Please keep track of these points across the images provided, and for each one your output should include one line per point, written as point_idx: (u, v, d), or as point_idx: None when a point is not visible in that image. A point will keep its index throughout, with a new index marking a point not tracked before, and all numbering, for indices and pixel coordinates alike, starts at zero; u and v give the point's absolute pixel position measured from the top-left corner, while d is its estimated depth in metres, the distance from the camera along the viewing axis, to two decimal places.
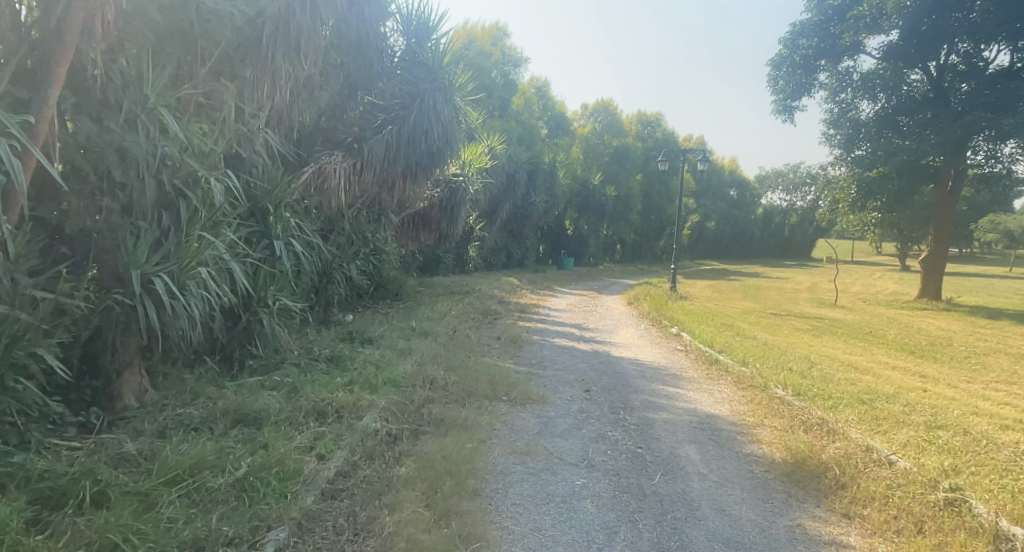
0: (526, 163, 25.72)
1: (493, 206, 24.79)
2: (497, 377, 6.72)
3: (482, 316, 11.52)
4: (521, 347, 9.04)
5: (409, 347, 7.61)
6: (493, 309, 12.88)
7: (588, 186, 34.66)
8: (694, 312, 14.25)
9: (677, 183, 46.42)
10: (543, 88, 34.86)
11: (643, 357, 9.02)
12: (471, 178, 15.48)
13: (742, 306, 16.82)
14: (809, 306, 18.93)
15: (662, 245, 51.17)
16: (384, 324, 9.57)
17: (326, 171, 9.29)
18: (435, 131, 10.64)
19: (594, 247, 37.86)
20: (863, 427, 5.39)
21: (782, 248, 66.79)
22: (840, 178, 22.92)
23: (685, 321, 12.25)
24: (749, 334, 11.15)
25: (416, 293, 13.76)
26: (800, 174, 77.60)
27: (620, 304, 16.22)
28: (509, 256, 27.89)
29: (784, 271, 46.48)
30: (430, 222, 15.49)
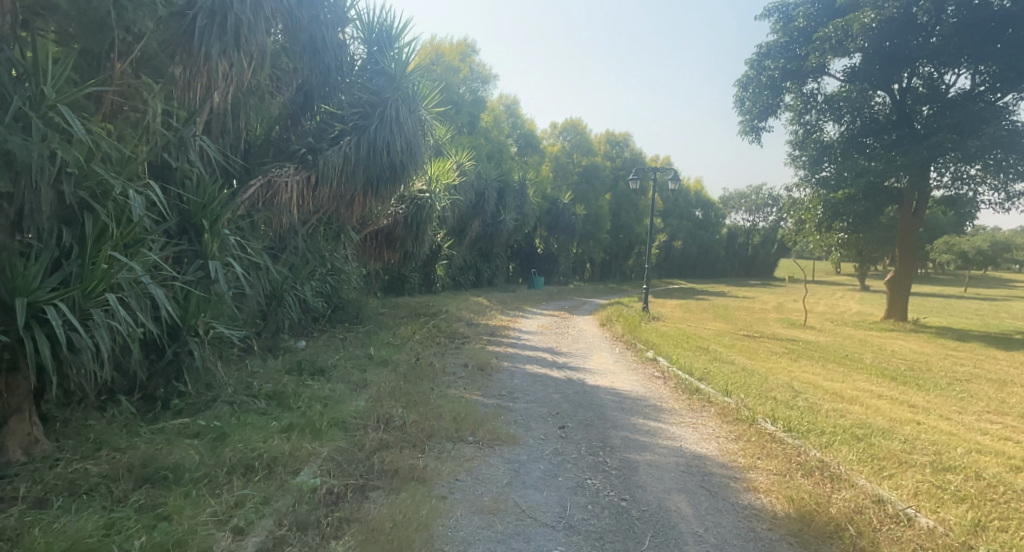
0: (495, 180, 25.17)
1: (461, 224, 24.15)
2: (461, 413, 6.01)
3: (447, 341, 10.80)
4: (489, 376, 8.35)
5: (364, 379, 6.87)
6: (459, 332, 12.18)
7: (557, 204, 34.35)
8: (668, 334, 13.77)
9: (646, 202, 46.57)
10: (513, 106, 34.47)
11: (619, 386, 8.42)
12: (438, 195, 14.82)
13: (715, 328, 16.44)
14: (781, 327, 18.72)
15: (631, 264, 51.32)
16: (339, 351, 8.79)
17: (276, 184, 8.57)
18: (399, 144, 9.85)
19: (563, 265, 37.50)
20: (867, 471, 4.91)
21: (748, 267, 67.68)
22: (807, 199, 22.95)
23: (660, 344, 11.75)
24: (727, 358, 10.69)
25: (378, 315, 12.97)
26: (763, 195, 79.03)
27: (592, 325, 15.69)
28: (477, 275, 27.26)
29: (750, 290, 46.88)
30: (394, 240, 14.75)
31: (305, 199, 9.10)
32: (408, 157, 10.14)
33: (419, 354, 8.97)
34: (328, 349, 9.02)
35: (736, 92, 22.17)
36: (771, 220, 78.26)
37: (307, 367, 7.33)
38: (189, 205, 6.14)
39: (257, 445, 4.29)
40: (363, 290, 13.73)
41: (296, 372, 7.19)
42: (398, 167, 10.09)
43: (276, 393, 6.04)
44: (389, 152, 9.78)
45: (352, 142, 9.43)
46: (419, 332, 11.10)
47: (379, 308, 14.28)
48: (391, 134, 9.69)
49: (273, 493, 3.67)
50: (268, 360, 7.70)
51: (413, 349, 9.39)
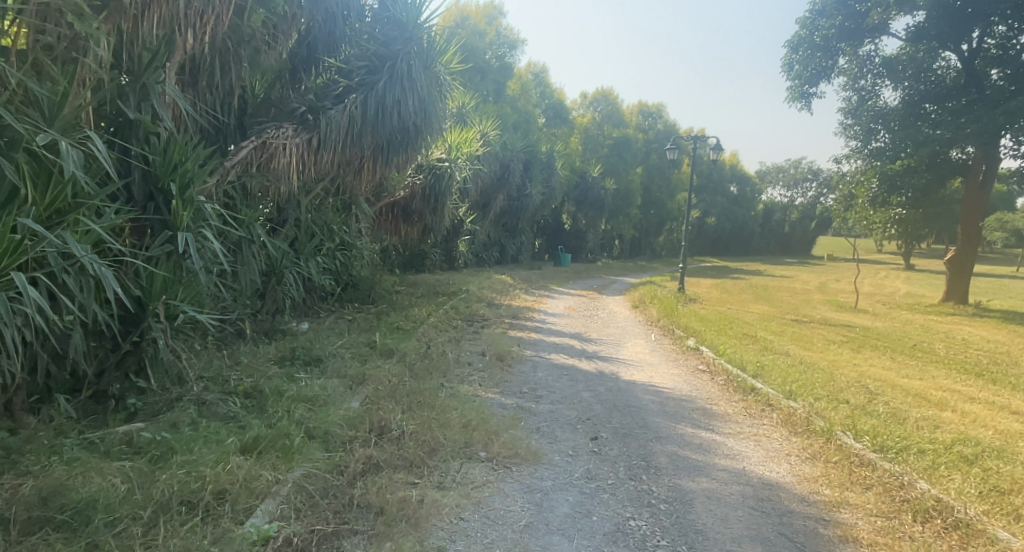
0: (522, 152, 23.94)
1: (486, 197, 23.08)
2: (472, 420, 4.98)
3: (465, 326, 9.79)
4: (509, 368, 7.31)
5: (364, 371, 5.89)
6: (479, 315, 11.18)
7: (586, 178, 33.02)
8: (708, 319, 12.56)
9: (679, 176, 44.80)
10: (542, 75, 32.97)
11: (658, 381, 7.32)
12: (459, 165, 13.72)
13: (759, 311, 15.15)
14: (829, 310, 17.33)
15: (661, 241, 49.70)
16: (343, 336, 7.84)
17: (272, 146, 7.55)
18: (411, 104, 8.73)
19: (591, 242, 36.25)
20: (999, 513, 3.76)
21: (784, 245, 65.24)
22: (858, 172, 21.26)
23: (702, 331, 10.58)
24: (780, 348, 9.49)
25: (392, 294, 12.03)
26: (802, 170, 75.97)
27: (624, 307, 14.55)
28: (502, 252, 26.22)
29: (788, 269, 44.97)
30: (411, 213, 13.72)
31: (306, 163, 8.09)
32: (421, 117, 9.04)
33: (434, 342, 7.99)
34: (331, 333, 8.08)
35: (784, 55, 20.40)
36: (809, 196, 75.30)
37: (300, 356, 6.38)
38: (155, 164, 5.16)
39: (206, 467, 3.35)
40: (377, 268, 12.78)
41: (286, 362, 6.24)
42: (411, 128, 9.00)
43: (254, 390, 5.08)
44: (400, 112, 8.68)
45: (358, 99, 8.35)
46: (436, 315, 10.10)
47: (396, 287, 13.32)
48: (402, 91, 8.58)
49: (206, 548, 2.72)
50: (260, 347, 6.78)
51: (428, 335, 8.41)
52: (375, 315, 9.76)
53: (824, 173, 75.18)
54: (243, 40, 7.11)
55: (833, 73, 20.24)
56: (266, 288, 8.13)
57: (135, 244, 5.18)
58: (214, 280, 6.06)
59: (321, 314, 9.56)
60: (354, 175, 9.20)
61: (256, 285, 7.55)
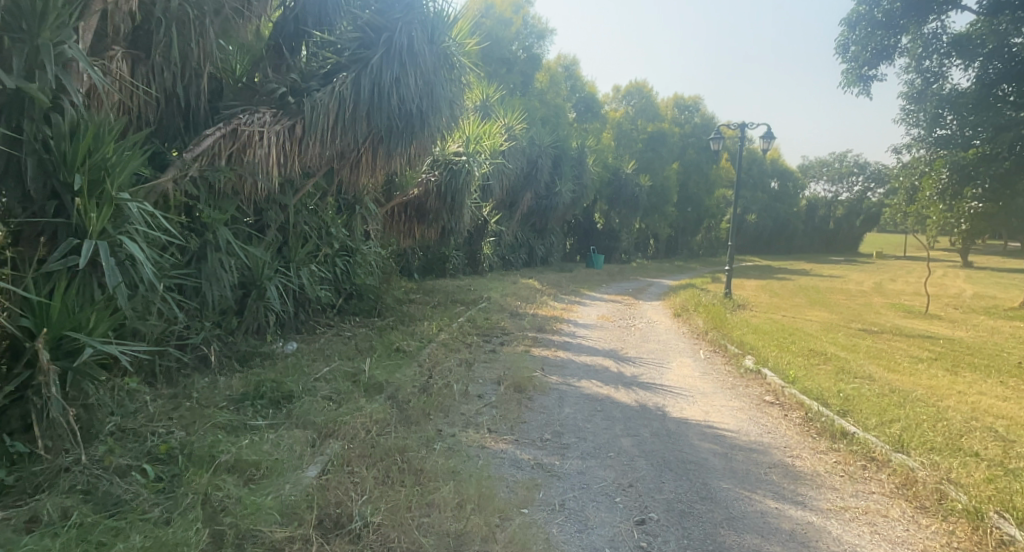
0: (551, 147, 22.59)
1: (512, 195, 21.77)
2: (470, 497, 3.60)
3: (481, 344, 8.43)
4: (527, 403, 5.89)
5: (340, 414, 4.59)
6: (499, 328, 9.82)
7: (619, 174, 31.48)
8: (764, 330, 10.92)
9: (718, 172, 42.72)
10: (572, 67, 31.44)
11: (717, 418, 5.81)
12: (479, 159, 12.42)
13: (818, 319, 13.39)
14: (896, 317, 15.43)
15: (698, 240, 47.71)
16: (332, 361, 6.57)
17: (244, 134, 6.28)
18: (413, 83, 7.43)
19: (625, 242, 34.53)
20: None
21: (829, 242, 62.12)
22: (923, 162, 19.28)
23: (760, 347, 9.03)
24: (859, 369, 7.89)
25: (403, 305, 10.76)
26: (847, 163, 72.66)
27: (665, 316, 13.02)
28: (530, 253, 24.81)
29: (837, 268, 42.45)
30: (427, 213, 12.44)
31: (289, 155, 6.82)
32: (426, 101, 7.73)
33: (440, 365, 6.70)
34: (320, 357, 6.82)
35: (839, 34, 18.42)
36: (855, 191, 71.87)
37: (265, 392, 5.11)
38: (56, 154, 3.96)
39: None
40: (387, 275, 11.50)
41: (247, 402, 4.96)
42: (414, 113, 7.68)
43: (180, 451, 3.77)
44: (399, 93, 7.37)
45: (349, 78, 7.06)
46: (449, 331, 8.78)
47: (409, 297, 12.04)
48: (401, 67, 7.28)
49: None
50: (222, 380, 5.53)
51: (435, 356, 7.11)
52: (377, 333, 8.48)
53: (871, 167, 71.83)
54: (205, 6, 5.90)
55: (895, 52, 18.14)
56: (242, 305, 6.90)
57: (24, 257, 3.91)
58: (153, 300, 4.82)
59: (316, 331, 8.31)
60: (349, 171, 7.94)
61: (225, 302, 6.32)
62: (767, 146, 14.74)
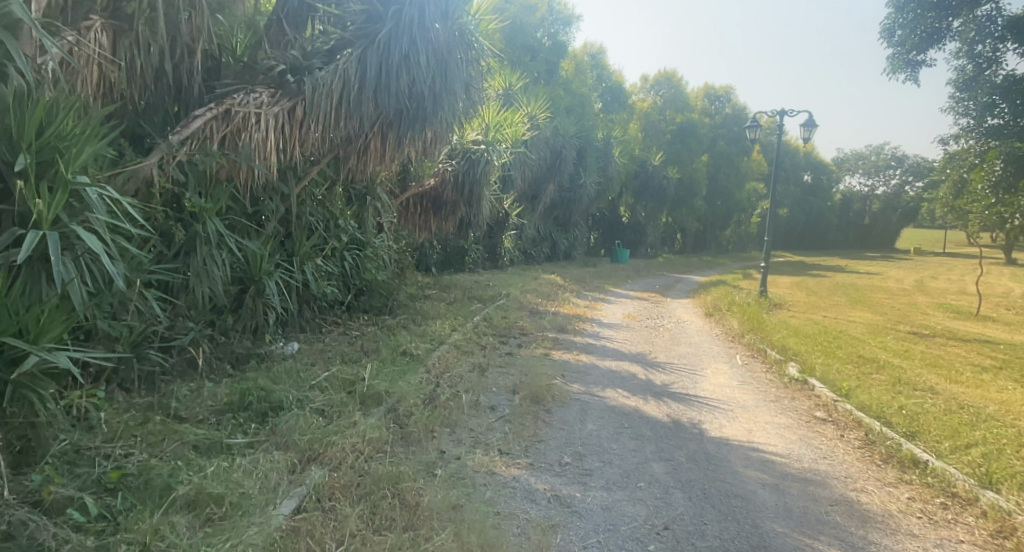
0: (576, 138, 21.83)
1: (535, 187, 21.09)
2: (474, 544, 3.00)
3: (499, 347, 7.81)
4: (545, 417, 5.26)
5: (330, 432, 4.00)
6: (518, 329, 9.19)
7: (646, 166, 30.55)
8: (804, 333, 10.07)
9: (749, 165, 41.37)
10: (599, 56, 30.53)
11: (761, 439, 5.10)
12: (498, 147, 11.78)
13: (861, 321, 12.48)
14: (946, 318, 14.40)
15: (727, 235, 46.43)
16: (334, 365, 6.01)
17: (238, 115, 5.72)
18: (423, 60, 6.81)
19: (651, 236, 33.60)
20: None
21: (865, 238, 60.06)
22: (971, 154, 18.06)
23: (802, 353, 8.25)
24: (917, 380, 7.08)
25: (417, 302, 10.19)
26: (884, 156, 70.24)
27: (695, 315, 12.25)
28: (553, 247, 24.09)
29: (873, 265, 40.85)
30: (443, 205, 11.81)
31: (290, 139, 6.25)
32: (439, 82, 7.12)
33: (452, 371, 6.12)
34: (322, 360, 6.26)
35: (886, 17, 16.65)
36: (892, 185, 69.44)
37: (251, 403, 4.55)
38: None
39: None
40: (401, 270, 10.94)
41: (229, 414, 4.40)
42: (426, 95, 7.07)
43: (136, 480, 3.20)
44: (409, 73, 6.77)
45: (355, 55, 6.46)
46: (465, 331, 8.19)
47: (424, 293, 11.48)
48: (411, 44, 6.67)
49: None
50: (208, 386, 4.98)
51: (447, 360, 6.53)
52: (387, 332, 7.91)
53: (909, 160, 69.32)
54: None
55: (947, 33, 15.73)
56: (238, 303, 6.36)
57: None
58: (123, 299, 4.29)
59: (322, 330, 7.76)
60: (357, 158, 7.36)
61: (218, 300, 5.79)
62: (808, 135, 13.78)
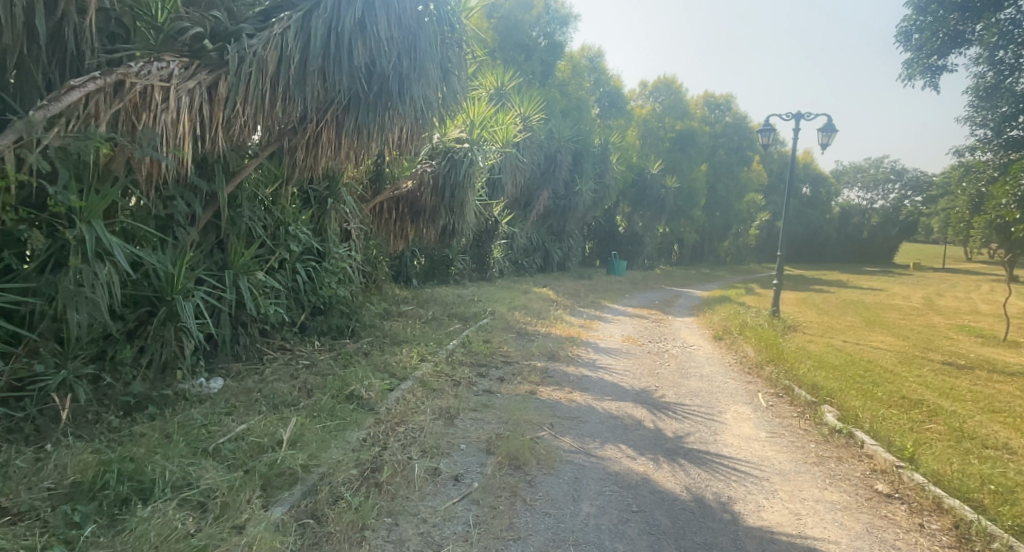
0: (571, 142, 20.62)
1: (528, 194, 19.83)
2: None
3: (476, 383, 6.49)
4: (527, 495, 3.94)
5: (191, 549, 2.67)
6: (501, 357, 7.86)
7: (644, 175, 29.39)
8: (831, 365, 8.79)
9: (750, 176, 40.27)
10: (597, 59, 29.35)
11: (818, 533, 3.77)
12: (483, 147, 10.47)
13: (887, 348, 11.23)
14: (974, 344, 13.17)
15: (725, 247, 45.33)
16: (259, 412, 4.68)
17: (135, 90, 4.37)
18: (383, 29, 5.55)
19: (648, 247, 32.40)
20: None
21: (864, 253, 59.14)
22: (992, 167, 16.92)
23: (836, 393, 6.97)
24: (984, 435, 5.80)
25: (387, 323, 8.87)
26: (883, 170, 69.49)
27: (702, 339, 10.97)
28: (546, 257, 22.80)
29: (876, 280, 39.77)
30: (422, 211, 10.47)
31: (212, 125, 4.95)
32: (406, 60, 5.91)
33: (411, 422, 4.81)
34: (247, 402, 4.92)
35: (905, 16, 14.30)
36: (891, 199, 68.72)
37: (109, 483, 3.20)
38: None
39: None
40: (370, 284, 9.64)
41: (68, 504, 3.06)
42: (390, 74, 5.82)
43: None
44: (367, 47, 5.51)
45: (295, 21, 5.17)
46: (438, 361, 6.86)
47: (397, 312, 10.17)
48: (367, 7, 5.41)
49: None
50: (67, 450, 3.66)
51: (409, 406, 5.20)
52: (342, 363, 6.57)
53: (908, 174, 68.67)
54: None
55: (967, 35, 12.65)
56: (143, 329, 5.01)
57: None
58: None
59: (264, 360, 6.41)
60: (307, 151, 6.06)
61: (103, 327, 4.45)
62: (827, 140, 12.57)
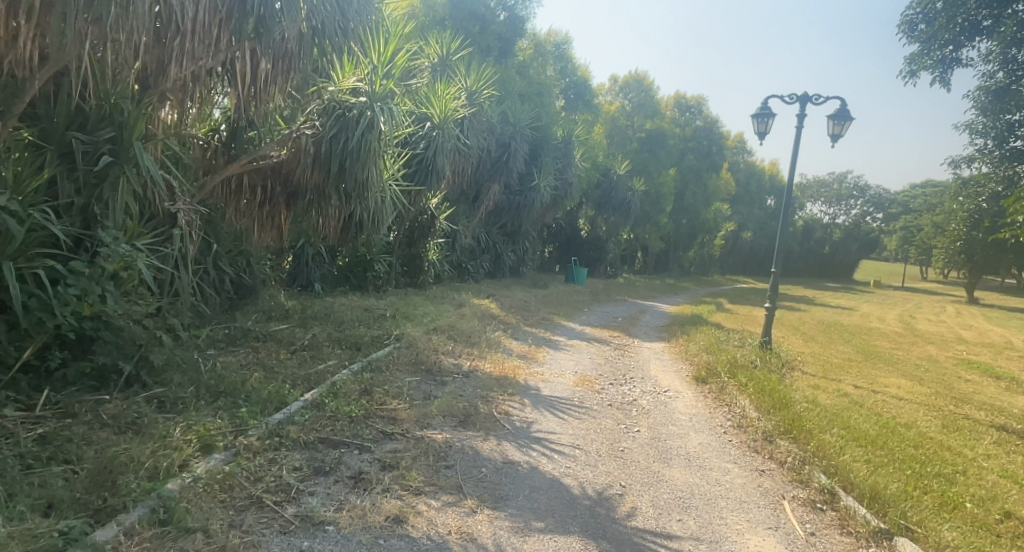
0: (528, 129, 17.71)
1: (474, 187, 16.92)
2: None
3: (295, 500, 3.52)
4: None
5: None
6: (376, 428, 4.89)
7: (610, 175, 26.79)
8: (869, 438, 6.14)
9: (719, 184, 38.20)
10: (564, 46, 26.45)
11: None
12: (388, 109, 7.39)
13: (914, 400, 8.69)
14: (1001, 389, 10.81)
15: (689, 256, 43.38)
16: None
17: None
18: None
19: (612, 253, 29.93)
20: None
21: (826, 268, 58.18)
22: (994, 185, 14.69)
23: (915, 511, 4.28)
24: None
25: (217, 368, 5.70)
26: (846, 186, 68.69)
27: (678, 382, 8.26)
28: (496, 261, 19.95)
29: (843, 298, 38.19)
30: (301, 192, 7.58)
31: None
32: None
33: None
34: None
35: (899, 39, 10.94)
36: (853, 214, 68.21)
37: None
38: None
39: None
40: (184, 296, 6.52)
41: None
42: None
43: None
44: None
45: None
46: (242, 449, 3.85)
47: (253, 337, 7.23)
48: None
49: None
50: None
51: None
52: (44, 456, 3.47)
53: (871, 191, 68.40)
54: None
55: (987, 21, 8.82)
56: None
57: None
58: None
59: None
60: None
61: None
62: (840, 130, 10.01)
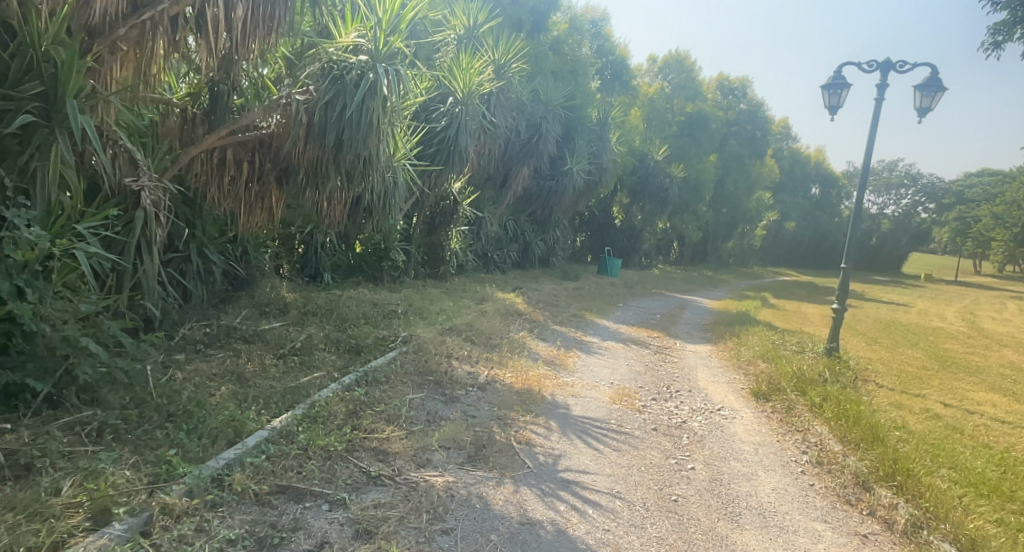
0: (561, 108, 16.40)
1: (502, 170, 15.73)
2: None
3: None
4: None
5: None
6: (358, 469, 3.79)
7: (647, 161, 25.27)
8: (993, 485, 4.80)
9: (763, 171, 36.22)
10: (602, 23, 24.93)
11: None
12: (393, 70, 6.18)
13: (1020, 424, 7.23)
14: None
15: (728, 247, 41.46)
16: None
17: None
18: None
19: (647, 243, 28.44)
20: None
21: (872, 261, 55.36)
22: None
23: None
24: None
25: (174, 378, 4.70)
26: (897, 175, 65.21)
27: (734, 398, 6.96)
28: (525, 250, 18.77)
29: (894, 293, 35.90)
30: (296, 169, 6.50)
31: None
32: None
33: None
34: None
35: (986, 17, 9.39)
36: (903, 204, 64.76)
37: None
38: None
39: None
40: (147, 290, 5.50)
41: None
42: None
43: None
44: None
45: None
46: (157, 515, 2.76)
47: (239, 338, 6.20)
48: None
49: None
50: None
51: None
52: None
53: (923, 180, 64.80)
54: None
55: None
56: None
57: None
58: None
59: None
60: None
61: None
62: (928, 102, 8.53)
